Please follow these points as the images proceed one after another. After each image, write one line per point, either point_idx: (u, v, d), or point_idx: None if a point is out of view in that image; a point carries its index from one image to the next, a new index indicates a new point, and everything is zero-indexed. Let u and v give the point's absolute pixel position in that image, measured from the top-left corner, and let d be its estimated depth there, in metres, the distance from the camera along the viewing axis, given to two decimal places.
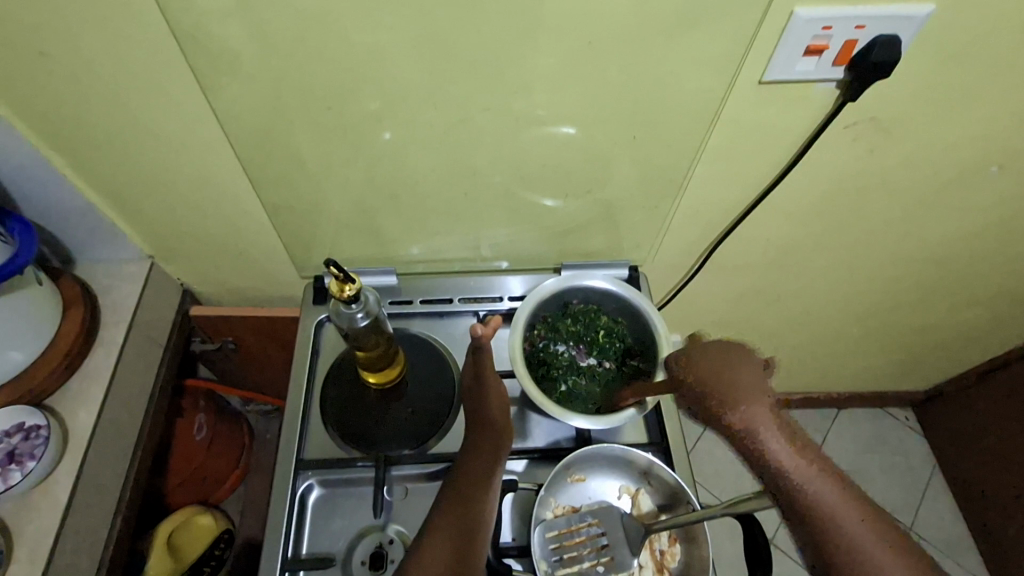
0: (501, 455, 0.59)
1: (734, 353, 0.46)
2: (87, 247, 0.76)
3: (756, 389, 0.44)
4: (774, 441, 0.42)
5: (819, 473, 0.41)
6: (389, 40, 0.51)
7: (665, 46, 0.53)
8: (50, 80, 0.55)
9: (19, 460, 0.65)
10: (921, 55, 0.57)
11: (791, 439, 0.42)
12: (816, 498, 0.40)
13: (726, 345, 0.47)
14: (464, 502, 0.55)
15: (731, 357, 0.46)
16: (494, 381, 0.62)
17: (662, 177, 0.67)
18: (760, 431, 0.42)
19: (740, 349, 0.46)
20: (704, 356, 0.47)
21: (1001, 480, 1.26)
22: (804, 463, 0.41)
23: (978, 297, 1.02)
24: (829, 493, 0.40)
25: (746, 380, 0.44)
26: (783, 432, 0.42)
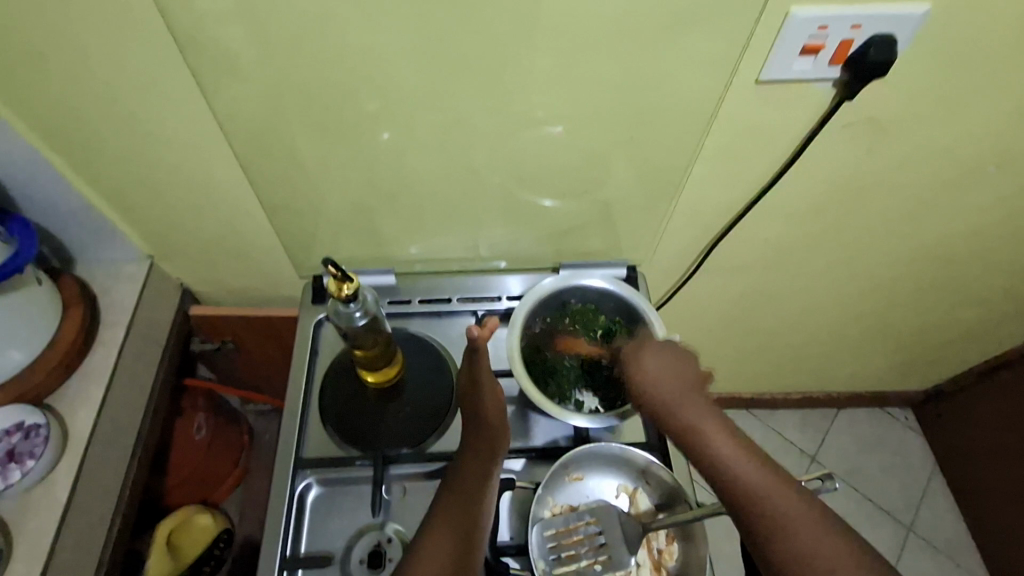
0: (496, 458, 0.59)
1: (678, 362, 0.60)
2: (87, 247, 0.76)
3: (692, 392, 0.58)
4: (708, 433, 0.55)
5: (744, 457, 0.53)
6: (386, 41, 0.51)
7: (662, 46, 0.53)
8: (50, 80, 0.56)
9: (19, 459, 0.65)
10: (918, 55, 0.57)
11: (722, 432, 0.55)
12: (739, 476, 0.52)
13: (675, 354, 0.61)
14: (460, 505, 0.56)
15: (675, 366, 0.60)
16: (488, 385, 0.62)
17: (660, 177, 0.67)
18: (695, 423, 0.56)
19: (682, 357, 0.61)
20: (656, 362, 0.60)
21: (1000, 480, 1.26)
22: (731, 449, 0.54)
23: (976, 297, 1.02)
24: (755, 476, 0.52)
25: (683, 385, 0.58)
26: (714, 426, 0.56)
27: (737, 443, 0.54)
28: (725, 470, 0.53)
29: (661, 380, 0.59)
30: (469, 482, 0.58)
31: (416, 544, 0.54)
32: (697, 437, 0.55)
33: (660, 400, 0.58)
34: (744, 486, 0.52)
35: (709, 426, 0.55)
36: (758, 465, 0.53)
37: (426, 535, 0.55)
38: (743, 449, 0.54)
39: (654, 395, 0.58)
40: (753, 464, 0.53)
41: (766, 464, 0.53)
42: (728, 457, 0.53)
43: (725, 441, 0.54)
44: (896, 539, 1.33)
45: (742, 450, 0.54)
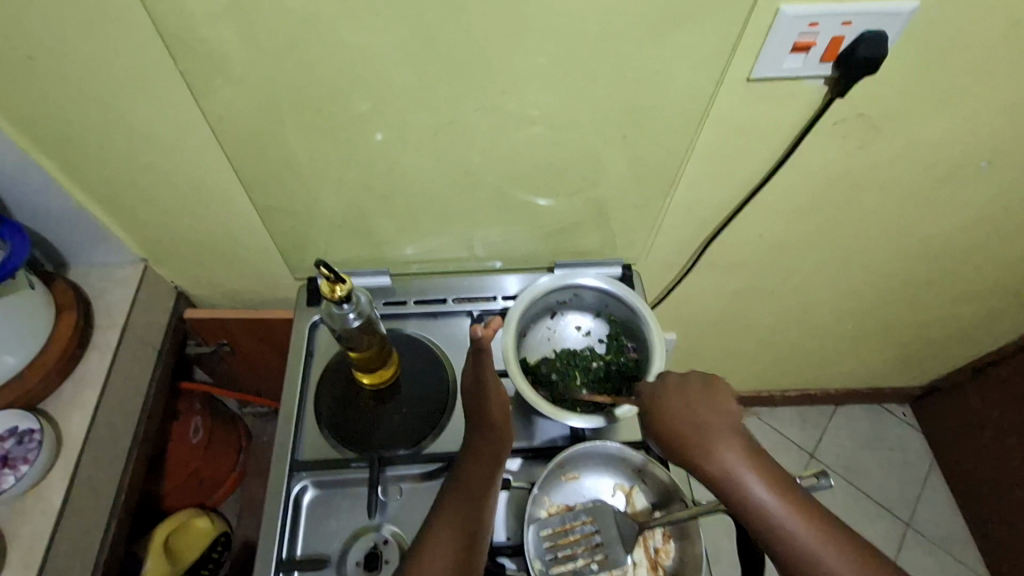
0: (499, 459, 0.60)
1: (703, 398, 0.57)
2: (80, 251, 0.76)
3: (719, 425, 0.55)
4: (743, 475, 0.52)
5: (787, 507, 0.51)
6: (377, 41, 0.51)
7: (653, 45, 0.53)
8: (39, 84, 0.55)
9: (12, 464, 0.65)
10: (909, 50, 0.57)
11: (758, 471, 0.52)
12: (784, 528, 0.50)
13: (700, 391, 0.57)
14: (463, 506, 0.57)
15: (700, 404, 0.56)
16: (494, 387, 0.62)
17: (652, 176, 0.67)
18: (730, 465, 0.53)
19: (709, 391, 0.57)
20: (680, 406, 0.56)
21: (997, 475, 1.27)
22: (769, 491, 0.51)
23: (971, 293, 1.02)
24: (800, 527, 0.50)
25: (713, 421, 0.55)
26: (748, 464, 0.52)
27: (772, 479, 0.52)
28: (763, 518, 0.51)
29: (691, 427, 0.55)
30: (472, 483, 0.58)
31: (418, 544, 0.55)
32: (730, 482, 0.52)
33: (687, 443, 0.55)
34: (790, 538, 0.50)
35: (743, 466, 0.52)
36: (797, 507, 0.51)
37: (428, 535, 0.55)
38: (780, 487, 0.52)
39: (683, 441, 0.55)
40: (796, 514, 0.51)
41: (804, 505, 0.51)
42: (770, 504, 0.51)
43: (760, 479, 0.52)
44: (894, 535, 1.33)
45: (777, 487, 0.52)
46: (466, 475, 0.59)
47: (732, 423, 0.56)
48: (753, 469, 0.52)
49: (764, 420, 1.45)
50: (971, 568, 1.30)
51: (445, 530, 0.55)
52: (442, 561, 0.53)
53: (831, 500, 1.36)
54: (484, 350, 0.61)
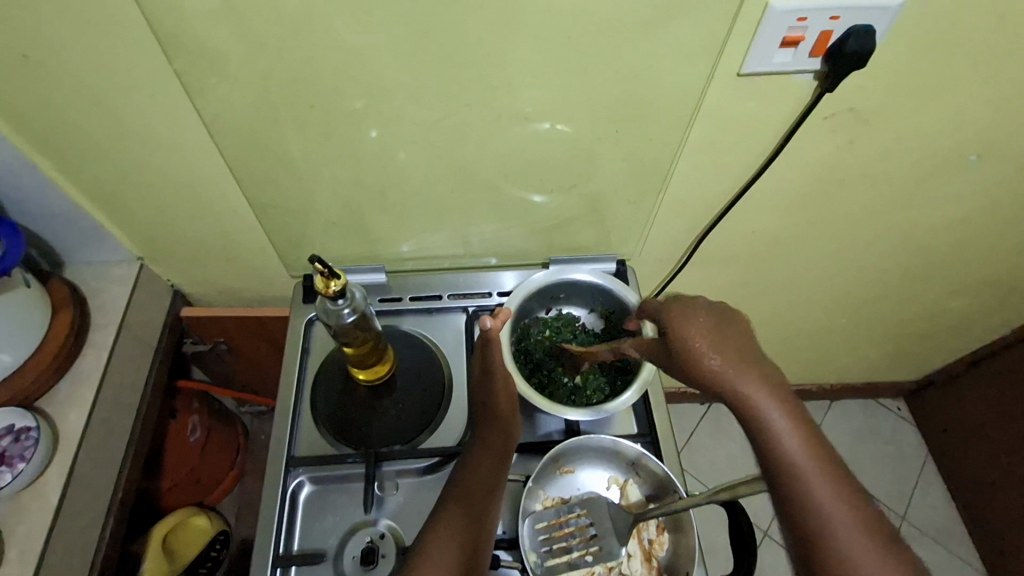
0: (507, 453, 0.61)
1: (662, 334, 0.65)
2: (76, 249, 0.76)
3: (674, 353, 0.64)
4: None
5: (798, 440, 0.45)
6: (369, 38, 0.51)
7: (644, 40, 0.53)
8: (33, 82, 0.56)
9: (9, 462, 0.65)
10: (898, 44, 0.58)
11: (778, 402, 0.46)
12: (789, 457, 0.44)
13: (658, 325, 0.66)
14: (471, 495, 0.57)
15: (657, 334, 0.64)
16: (499, 369, 0.63)
17: (645, 171, 0.67)
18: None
19: (665, 332, 0.66)
20: (639, 330, 0.64)
21: (991, 467, 1.27)
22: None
23: (964, 286, 1.03)
24: (808, 464, 0.44)
25: (670, 350, 0.63)
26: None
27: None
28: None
29: (652, 348, 0.63)
30: (479, 474, 0.59)
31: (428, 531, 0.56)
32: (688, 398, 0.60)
33: (648, 361, 0.62)
34: (795, 469, 0.44)
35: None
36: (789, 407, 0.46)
37: (438, 521, 0.56)
38: (801, 431, 0.46)
39: (645, 361, 0.62)
40: (805, 445, 0.45)
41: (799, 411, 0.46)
42: (781, 423, 0.45)
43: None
44: None
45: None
46: (474, 468, 0.59)
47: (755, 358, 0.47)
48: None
49: None
50: (965, 560, 1.31)
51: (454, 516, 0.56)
52: (452, 544, 0.54)
53: None
54: (492, 341, 0.64)
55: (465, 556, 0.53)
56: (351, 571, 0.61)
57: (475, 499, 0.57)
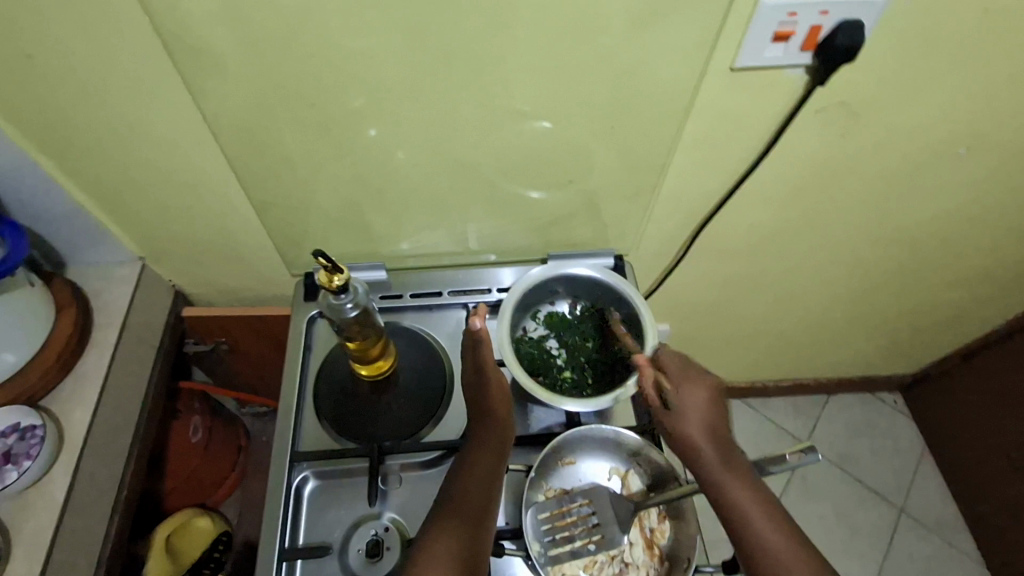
0: (503, 449, 0.62)
1: (710, 397, 0.62)
2: (80, 250, 0.77)
3: (715, 429, 0.60)
4: (734, 487, 0.56)
5: (763, 514, 0.55)
6: (367, 36, 0.52)
7: (637, 38, 0.54)
8: (36, 81, 0.56)
9: (15, 460, 0.66)
10: (886, 37, 0.59)
11: (737, 473, 0.57)
12: (760, 534, 0.54)
13: (710, 393, 0.62)
14: (468, 493, 0.58)
15: (709, 405, 0.61)
16: (494, 377, 0.65)
17: (642, 167, 0.68)
18: (723, 477, 0.57)
19: (717, 398, 0.62)
20: (694, 403, 0.61)
21: (987, 458, 1.28)
22: (757, 515, 0.55)
23: (957, 279, 1.04)
24: (777, 542, 0.53)
25: (713, 425, 0.60)
26: (741, 482, 0.56)
27: (761, 501, 0.55)
28: (747, 529, 0.54)
29: (696, 424, 0.60)
30: (477, 472, 0.60)
31: (429, 531, 0.56)
32: (720, 488, 0.56)
33: (689, 440, 0.59)
34: (766, 547, 0.53)
35: (736, 480, 0.56)
36: (778, 523, 0.54)
37: (439, 522, 0.56)
38: (762, 504, 0.55)
39: (688, 440, 0.59)
40: (774, 527, 0.54)
41: (789, 528, 0.55)
42: (736, 493, 0.56)
43: (750, 499, 0.55)
44: (887, 520, 1.35)
45: (768, 514, 0.55)
46: (467, 471, 0.60)
47: (717, 424, 0.61)
48: (747, 487, 0.56)
49: (757, 411, 1.47)
50: (963, 550, 1.32)
51: (457, 514, 0.56)
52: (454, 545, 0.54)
53: (825, 488, 1.38)
54: (480, 342, 0.67)
55: (462, 563, 0.53)
56: (356, 564, 0.62)
57: (474, 497, 0.58)
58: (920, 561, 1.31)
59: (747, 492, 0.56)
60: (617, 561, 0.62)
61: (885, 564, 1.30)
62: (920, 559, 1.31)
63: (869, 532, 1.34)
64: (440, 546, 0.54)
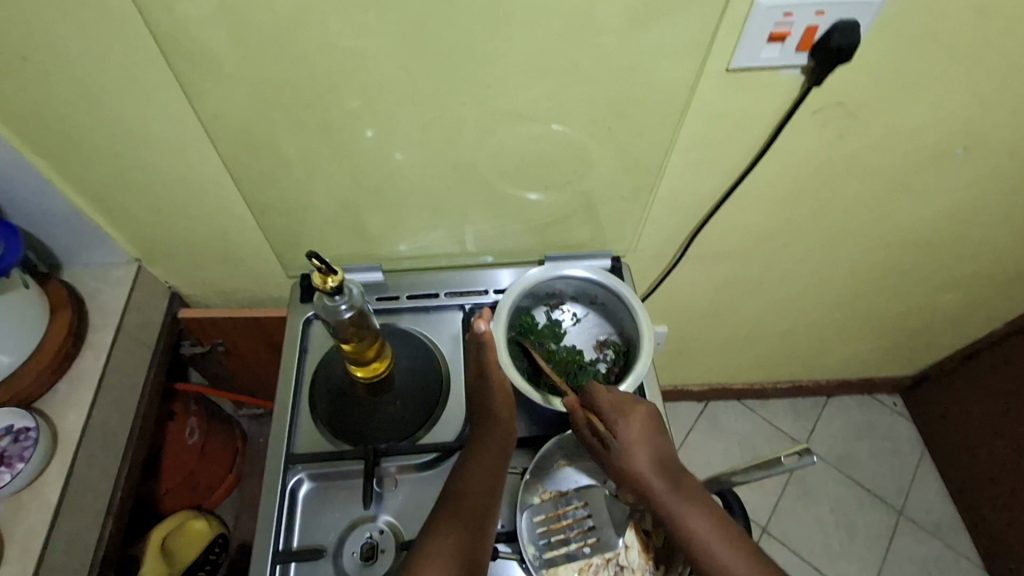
0: (506, 447, 0.62)
1: (649, 426, 0.60)
2: (75, 251, 0.77)
3: (660, 457, 0.59)
4: (688, 518, 0.55)
5: (720, 538, 0.54)
6: (362, 36, 0.52)
7: (633, 39, 0.54)
8: (31, 82, 0.56)
9: (8, 462, 0.65)
10: (883, 38, 0.59)
11: (689, 503, 0.56)
12: (720, 560, 0.54)
13: (649, 421, 0.60)
14: (467, 493, 0.58)
15: (648, 434, 0.60)
16: (495, 376, 0.65)
17: (638, 168, 0.68)
18: (680, 511, 0.56)
19: (657, 425, 0.61)
20: (634, 435, 0.59)
21: (986, 460, 1.28)
22: (714, 540, 0.54)
23: (955, 280, 1.04)
24: (738, 565, 0.53)
25: (657, 453, 0.59)
26: (698, 514, 0.56)
27: (720, 529, 0.55)
28: (712, 562, 0.54)
29: (642, 459, 0.58)
30: (478, 471, 0.60)
31: (428, 530, 0.56)
32: (679, 524, 0.56)
33: (637, 475, 0.58)
34: (727, 572, 0.53)
35: (690, 510, 0.56)
36: (736, 543, 0.54)
37: (438, 521, 0.56)
38: (717, 528, 0.55)
39: (637, 475, 0.58)
40: (732, 549, 0.54)
41: (746, 545, 0.55)
42: (692, 524, 0.55)
43: (707, 531, 0.55)
44: (886, 523, 1.35)
45: (724, 536, 0.55)
46: (467, 473, 0.60)
47: (661, 450, 0.60)
48: (705, 518, 0.55)
49: (756, 413, 1.47)
50: (962, 553, 1.32)
51: (457, 513, 0.56)
52: (454, 544, 0.54)
53: (824, 490, 1.38)
54: (483, 342, 0.66)
55: (459, 566, 0.53)
56: (351, 567, 0.61)
57: (474, 496, 0.58)
58: (919, 564, 1.30)
59: (702, 519, 0.55)
60: (613, 564, 0.61)
61: (884, 566, 1.30)
62: (919, 561, 1.31)
63: (867, 535, 1.33)
64: (440, 544, 0.54)
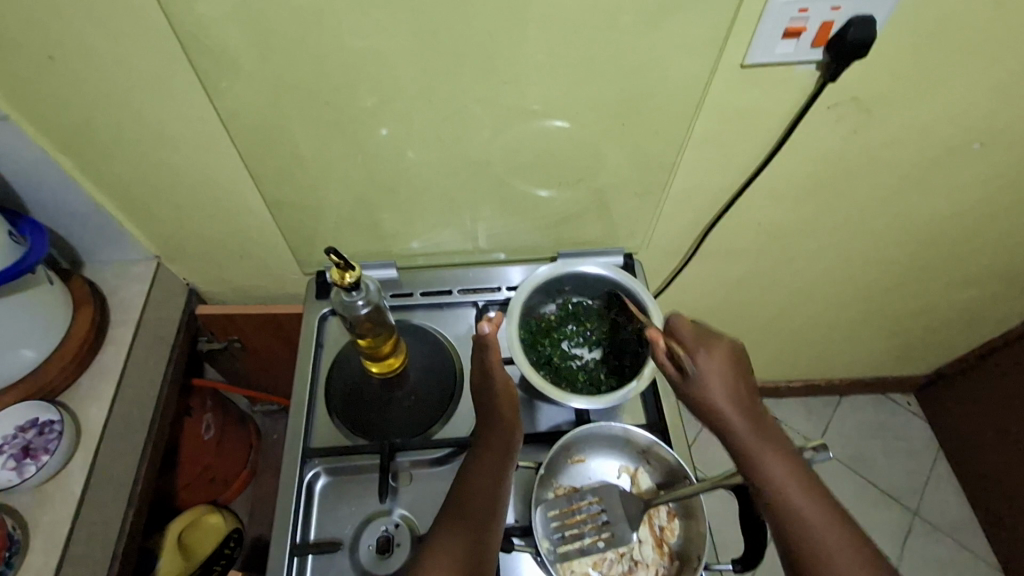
0: (511, 455, 0.61)
1: (735, 369, 0.58)
2: (97, 248, 0.78)
3: (745, 396, 0.58)
4: (766, 457, 0.55)
5: (796, 483, 0.54)
6: (378, 34, 0.53)
7: (647, 35, 0.55)
8: (58, 82, 0.57)
9: (33, 455, 0.67)
10: (898, 33, 0.59)
11: (771, 447, 0.55)
12: (793, 503, 0.53)
13: (737, 359, 0.59)
14: (471, 501, 0.57)
15: (736, 371, 0.58)
16: (499, 379, 0.65)
17: (652, 163, 0.68)
18: (776, 470, 0.54)
19: (743, 364, 0.59)
20: (721, 370, 0.58)
21: (1004, 460, 1.27)
22: (790, 483, 0.54)
23: (971, 277, 1.03)
24: (809, 510, 0.53)
25: (743, 392, 0.58)
26: (795, 479, 0.54)
27: (812, 494, 0.54)
28: (808, 533, 0.53)
29: (731, 404, 0.57)
30: (484, 481, 0.59)
31: (432, 540, 0.55)
32: (774, 484, 0.54)
33: (720, 409, 0.57)
34: (798, 513, 0.53)
35: (768, 450, 0.55)
36: (811, 491, 0.54)
37: (442, 533, 0.55)
38: (794, 472, 0.54)
39: (719, 411, 0.57)
40: (807, 495, 0.54)
41: (821, 494, 0.54)
42: (773, 466, 0.54)
43: (784, 471, 0.54)
44: (900, 523, 1.34)
45: (801, 481, 0.54)
46: (478, 467, 0.60)
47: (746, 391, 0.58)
48: (801, 484, 0.54)
49: (768, 412, 1.46)
50: (979, 554, 1.31)
51: (463, 522, 0.55)
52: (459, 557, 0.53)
53: (836, 489, 1.37)
54: (487, 345, 0.66)
55: (472, 563, 0.53)
56: (367, 559, 0.62)
57: (478, 504, 0.57)
58: (933, 565, 1.29)
59: (783, 464, 0.55)
60: (626, 559, 0.62)
61: (899, 566, 1.29)
62: (934, 562, 1.30)
63: (881, 534, 1.32)
64: (449, 557, 0.53)
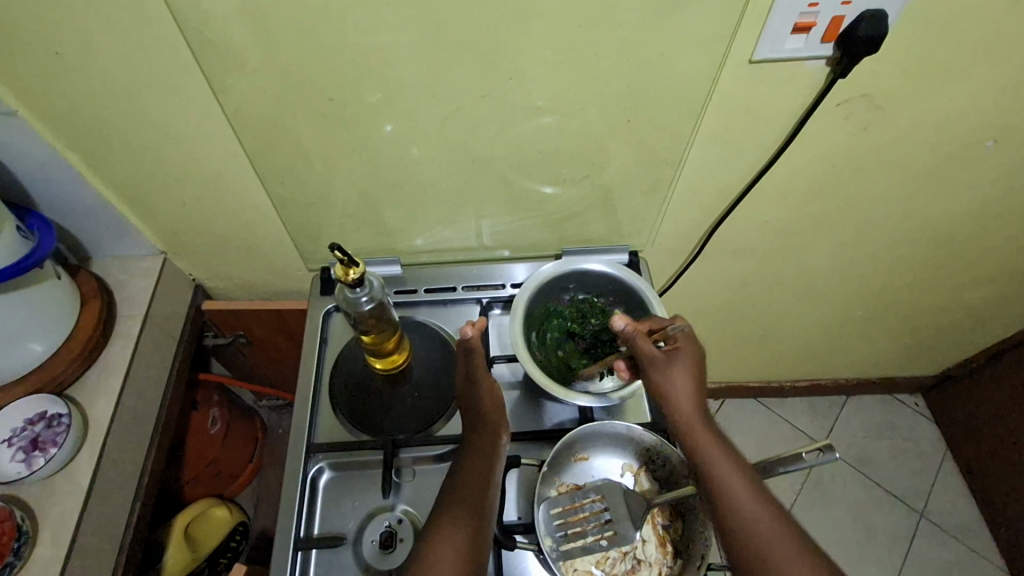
0: (498, 451, 0.60)
1: (692, 373, 0.61)
2: (104, 243, 0.79)
3: (698, 399, 0.60)
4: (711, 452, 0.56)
5: (738, 481, 0.55)
6: (382, 30, 0.53)
7: (654, 31, 0.54)
8: (66, 79, 0.58)
9: (42, 447, 0.67)
10: (909, 29, 0.58)
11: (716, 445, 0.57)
12: (733, 500, 0.54)
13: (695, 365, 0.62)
14: (461, 496, 0.57)
15: (692, 374, 0.61)
16: (486, 385, 0.65)
17: (658, 160, 0.68)
18: (722, 472, 0.55)
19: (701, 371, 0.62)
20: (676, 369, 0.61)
21: (1012, 461, 1.26)
22: (733, 481, 0.55)
23: (982, 276, 1.02)
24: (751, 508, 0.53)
25: (696, 394, 0.60)
26: (738, 477, 0.55)
27: (760, 499, 0.54)
28: (746, 531, 0.52)
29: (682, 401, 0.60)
30: (472, 477, 0.58)
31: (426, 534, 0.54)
32: (716, 481, 0.55)
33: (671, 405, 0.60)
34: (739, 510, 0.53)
35: (714, 448, 0.57)
36: (756, 493, 0.54)
37: (435, 528, 0.54)
38: (739, 472, 0.55)
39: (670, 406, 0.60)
40: (749, 496, 0.54)
41: (767, 499, 0.54)
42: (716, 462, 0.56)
43: (727, 468, 0.55)
44: (906, 523, 1.33)
45: (746, 481, 0.55)
46: (466, 465, 0.59)
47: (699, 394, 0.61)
48: (746, 484, 0.55)
49: (773, 411, 1.46)
50: (985, 555, 1.30)
51: (456, 514, 0.55)
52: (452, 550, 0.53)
53: (841, 489, 1.37)
54: (474, 349, 0.66)
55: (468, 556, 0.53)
56: (370, 554, 0.62)
57: (470, 498, 0.56)
58: (939, 565, 1.29)
59: (727, 463, 0.56)
60: (630, 557, 0.62)
61: (904, 567, 1.28)
62: (940, 562, 1.29)
63: (887, 534, 1.32)
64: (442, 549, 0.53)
